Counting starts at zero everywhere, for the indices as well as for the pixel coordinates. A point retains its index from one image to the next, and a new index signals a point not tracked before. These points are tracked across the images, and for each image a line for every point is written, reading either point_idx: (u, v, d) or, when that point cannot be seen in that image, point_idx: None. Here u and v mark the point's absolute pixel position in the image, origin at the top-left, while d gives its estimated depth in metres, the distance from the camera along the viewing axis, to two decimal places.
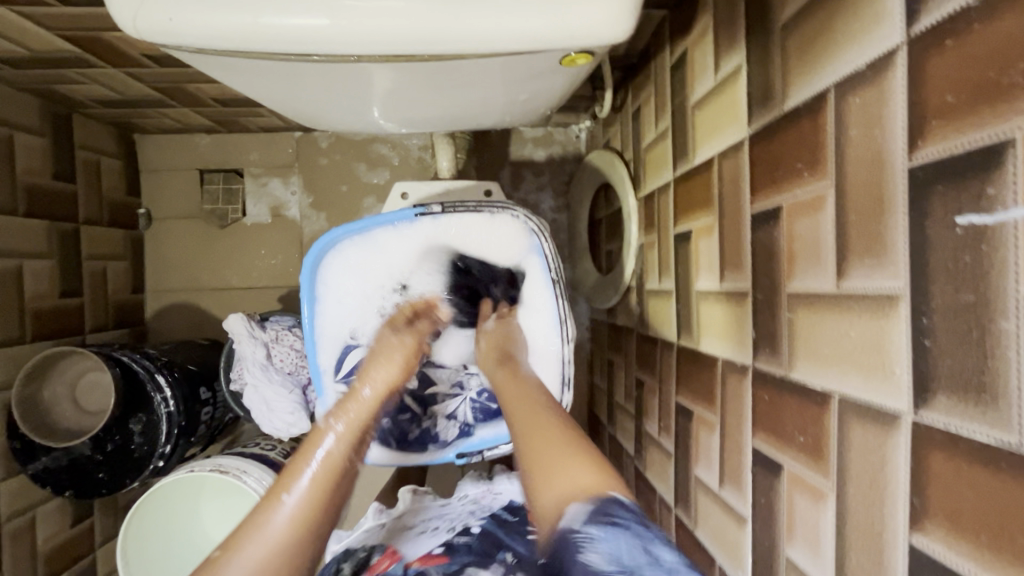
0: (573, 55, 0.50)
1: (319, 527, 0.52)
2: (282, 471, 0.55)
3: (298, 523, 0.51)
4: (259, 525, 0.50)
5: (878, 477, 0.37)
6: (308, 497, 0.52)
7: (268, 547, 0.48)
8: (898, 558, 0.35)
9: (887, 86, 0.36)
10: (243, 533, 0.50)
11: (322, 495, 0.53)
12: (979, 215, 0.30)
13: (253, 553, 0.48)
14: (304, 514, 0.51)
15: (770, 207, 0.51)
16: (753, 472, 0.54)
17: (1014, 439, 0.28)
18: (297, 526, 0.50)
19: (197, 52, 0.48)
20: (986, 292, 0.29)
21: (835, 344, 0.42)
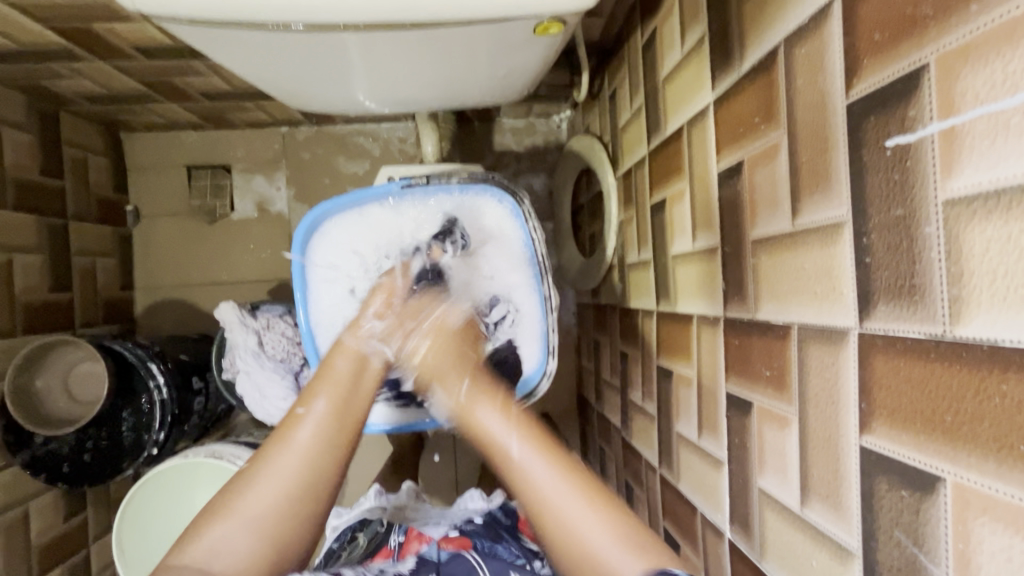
0: (545, 24, 0.54)
1: (339, 444, 0.55)
2: (305, 387, 0.59)
3: (321, 439, 0.54)
4: (283, 437, 0.54)
5: (833, 392, 0.40)
6: (325, 425, 0.55)
7: (296, 459, 0.53)
8: (852, 464, 0.39)
9: (826, 35, 0.40)
10: (273, 445, 0.54)
11: (340, 416, 0.57)
12: (904, 135, 0.33)
13: (282, 463, 0.52)
14: (321, 439, 0.54)
15: (733, 163, 0.55)
16: (728, 415, 0.58)
17: (940, 329, 0.31)
18: (318, 445, 0.54)
19: (190, 24, 0.51)
20: (913, 204, 0.33)
21: (793, 279, 0.45)
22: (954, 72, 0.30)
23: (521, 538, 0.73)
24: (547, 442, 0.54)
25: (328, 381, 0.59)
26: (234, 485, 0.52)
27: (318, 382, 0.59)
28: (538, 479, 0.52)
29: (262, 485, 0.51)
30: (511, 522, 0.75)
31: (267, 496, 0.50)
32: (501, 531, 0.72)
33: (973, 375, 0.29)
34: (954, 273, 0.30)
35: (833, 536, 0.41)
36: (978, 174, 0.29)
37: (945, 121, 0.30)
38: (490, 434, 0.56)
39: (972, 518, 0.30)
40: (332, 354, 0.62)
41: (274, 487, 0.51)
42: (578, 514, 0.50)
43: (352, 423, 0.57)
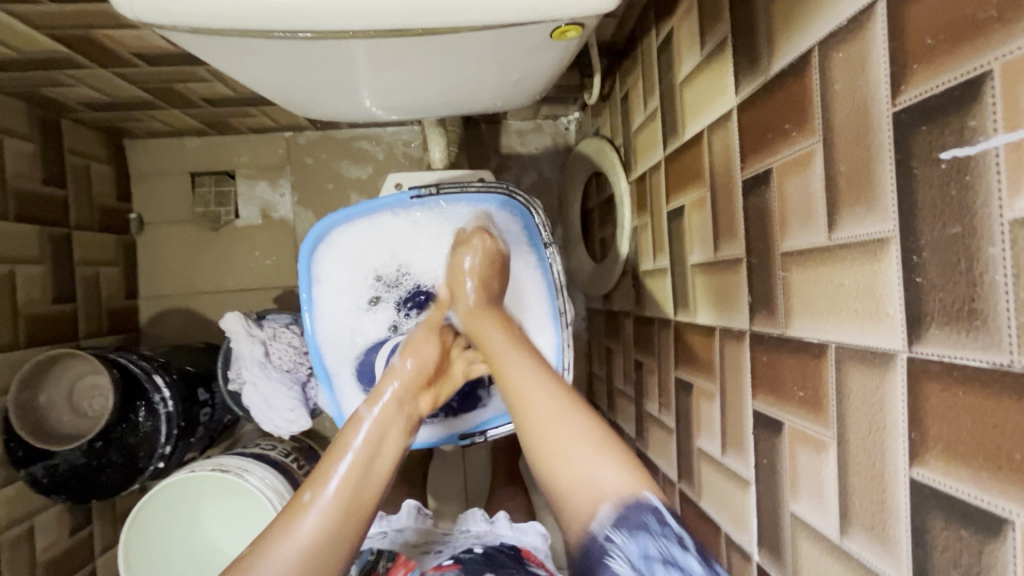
0: (563, 27, 0.51)
1: (344, 533, 0.53)
2: (314, 468, 0.56)
3: (326, 532, 0.52)
4: (287, 527, 0.52)
5: (877, 419, 0.38)
6: (332, 517, 0.52)
7: (296, 551, 0.50)
8: (901, 497, 0.36)
9: (868, 39, 0.37)
10: (276, 534, 0.52)
11: (348, 501, 0.54)
12: (962, 148, 0.31)
13: (282, 556, 0.50)
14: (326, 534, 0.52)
15: (760, 171, 0.52)
16: (755, 434, 0.55)
17: (1007, 358, 0.29)
18: (322, 537, 0.52)
19: (192, 32, 0.48)
20: (973, 222, 0.30)
21: (830, 296, 0.43)
22: (1022, 80, 0.27)
23: (527, 564, 0.68)
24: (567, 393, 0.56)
25: (343, 463, 0.55)
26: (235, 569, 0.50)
27: (330, 458, 0.56)
28: (562, 434, 0.52)
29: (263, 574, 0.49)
30: (516, 550, 0.70)
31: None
32: (503, 558, 0.67)
33: None
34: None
35: (878, 572, 0.38)
36: None
37: (1012, 133, 0.28)
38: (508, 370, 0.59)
39: None
40: (346, 433, 0.59)
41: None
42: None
43: (360, 509, 0.54)
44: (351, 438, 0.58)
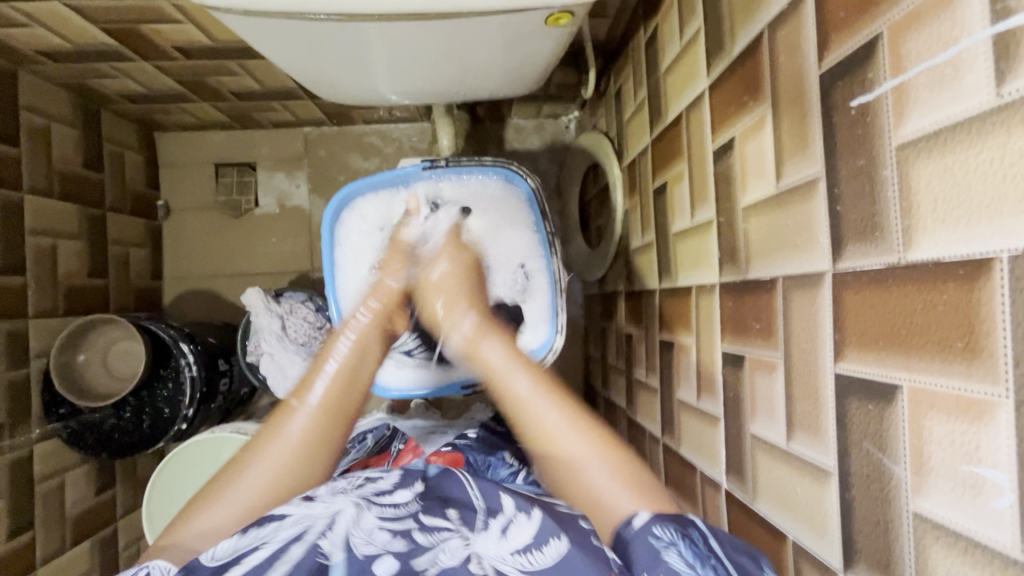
0: (556, 14, 0.60)
1: (324, 438, 0.60)
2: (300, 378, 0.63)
3: (310, 433, 0.59)
4: (275, 431, 0.59)
5: (812, 330, 0.45)
6: (313, 424, 0.59)
7: (286, 450, 0.58)
8: (828, 392, 0.43)
9: (802, 16, 0.45)
10: (265, 434, 0.59)
11: (333, 409, 0.61)
12: (865, 95, 0.39)
13: (273, 453, 0.58)
14: (312, 432, 0.59)
15: (725, 140, 0.60)
16: (723, 372, 0.62)
17: (896, 255, 0.36)
18: (306, 438, 0.59)
19: (242, 14, 0.58)
20: (873, 153, 0.38)
21: (779, 236, 0.50)
22: (901, 36, 0.35)
23: (517, 443, 0.79)
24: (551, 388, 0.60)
25: (323, 379, 0.62)
26: (225, 471, 0.58)
27: (315, 371, 0.63)
28: (552, 423, 0.58)
29: (252, 473, 0.57)
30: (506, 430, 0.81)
31: (266, 467, 0.57)
32: (495, 441, 0.77)
33: (922, 289, 0.34)
34: (906, 206, 0.35)
35: (814, 461, 0.45)
36: (922, 119, 0.34)
37: (896, 78, 0.36)
38: (519, 407, 0.60)
39: (924, 414, 0.34)
40: (326, 345, 0.66)
41: (266, 473, 0.57)
42: (589, 462, 0.55)
43: (343, 414, 0.62)
44: (332, 351, 0.65)
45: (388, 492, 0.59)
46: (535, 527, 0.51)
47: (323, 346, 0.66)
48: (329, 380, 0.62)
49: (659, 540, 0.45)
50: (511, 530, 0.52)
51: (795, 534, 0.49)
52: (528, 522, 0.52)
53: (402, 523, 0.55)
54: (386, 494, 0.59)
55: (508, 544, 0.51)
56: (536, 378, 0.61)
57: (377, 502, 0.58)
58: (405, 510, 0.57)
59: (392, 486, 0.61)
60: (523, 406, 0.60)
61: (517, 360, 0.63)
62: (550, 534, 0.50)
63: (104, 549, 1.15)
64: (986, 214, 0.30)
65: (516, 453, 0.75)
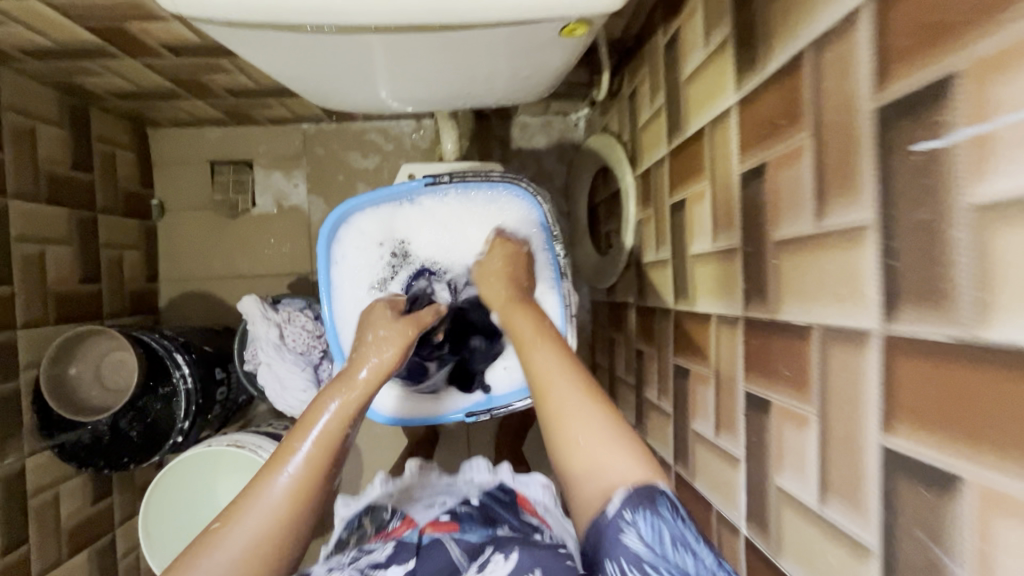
0: (572, 25, 0.55)
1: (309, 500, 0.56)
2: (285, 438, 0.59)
3: (294, 496, 0.55)
4: (252, 500, 0.55)
5: (854, 392, 0.41)
6: (293, 488, 0.55)
7: (266, 517, 0.54)
8: (871, 465, 0.39)
9: (855, 40, 0.40)
10: (246, 500, 0.55)
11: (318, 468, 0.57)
12: (933, 141, 0.34)
13: (249, 523, 0.53)
14: (298, 493, 0.55)
15: (755, 165, 0.55)
16: (746, 414, 0.58)
17: (964, 331, 0.32)
18: (289, 502, 0.55)
19: (229, 25, 0.52)
20: (940, 209, 0.33)
21: (817, 281, 0.46)
22: (986, 78, 0.30)
23: (521, 510, 0.73)
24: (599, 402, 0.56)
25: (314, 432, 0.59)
26: (199, 543, 0.53)
27: (304, 427, 0.59)
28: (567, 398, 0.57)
29: (229, 543, 0.52)
30: (510, 498, 0.75)
31: (244, 534, 0.53)
32: (495, 511, 0.70)
33: (996, 375, 0.30)
34: (980, 277, 0.31)
35: (851, 534, 0.42)
36: (1008, 180, 0.29)
37: (976, 127, 0.31)
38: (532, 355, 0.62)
39: (992, 515, 0.30)
40: (317, 401, 0.62)
41: (245, 542, 0.52)
42: (607, 444, 0.52)
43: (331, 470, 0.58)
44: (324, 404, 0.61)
45: (380, 567, 0.57)
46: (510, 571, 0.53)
47: (312, 403, 0.62)
48: (315, 439, 0.58)
49: (624, 520, 0.47)
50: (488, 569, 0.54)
51: None
52: (502, 564, 0.54)
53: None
54: (380, 568, 0.57)
55: None
56: (556, 345, 0.62)
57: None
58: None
59: (386, 560, 0.59)
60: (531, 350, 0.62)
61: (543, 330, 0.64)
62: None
63: (102, 559, 1.14)
64: None
65: (518, 523, 0.68)
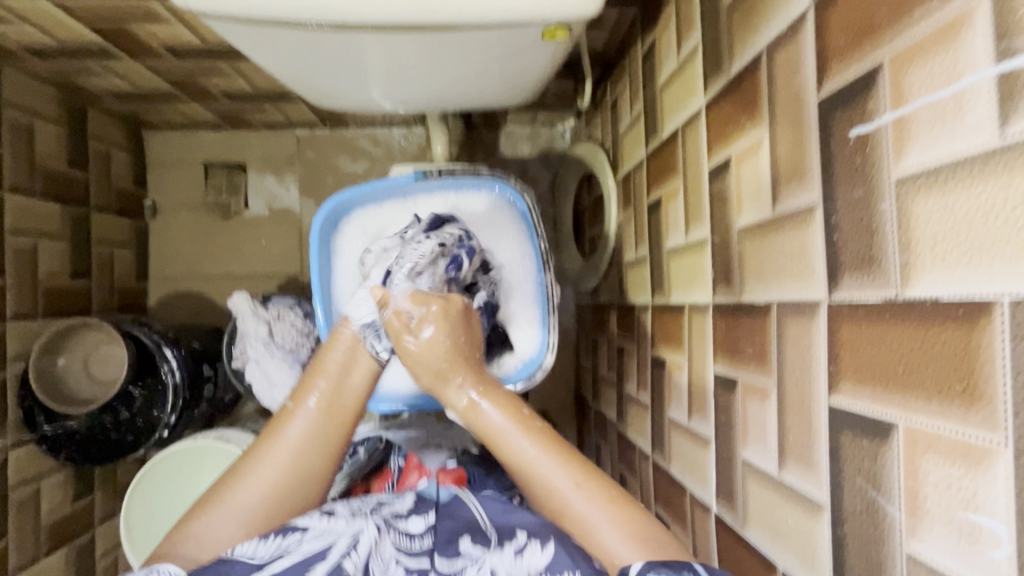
0: (552, 29, 0.59)
1: (319, 463, 0.61)
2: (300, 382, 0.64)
3: (305, 445, 0.60)
4: (271, 443, 0.60)
5: (807, 359, 0.45)
6: (316, 422, 0.61)
7: (275, 470, 0.59)
8: (821, 424, 0.43)
9: (801, 42, 0.45)
10: (262, 446, 0.61)
11: (324, 439, 0.61)
12: (864, 125, 0.38)
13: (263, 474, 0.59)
14: (306, 446, 0.60)
15: (721, 159, 0.60)
16: (715, 394, 0.62)
17: (894, 290, 0.35)
18: (301, 452, 0.60)
19: (232, 21, 0.56)
20: (871, 185, 0.37)
21: (775, 261, 0.49)
22: (903, 69, 0.34)
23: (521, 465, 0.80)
24: (525, 416, 0.60)
25: (319, 385, 0.63)
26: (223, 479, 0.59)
27: (307, 385, 0.63)
28: (548, 473, 0.56)
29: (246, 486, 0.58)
30: None
31: (272, 473, 0.59)
32: None
33: (921, 327, 0.33)
34: (905, 242, 0.35)
35: (805, 493, 0.45)
36: (923, 155, 0.33)
37: (896, 111, 0.35)
38: (512, 452, 0.58)
39: (919, 455, 0.34)
40: (323, 350, 0.66)
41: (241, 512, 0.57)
42: (574, 494, 0.55)
43: (340, 414, 0.63)
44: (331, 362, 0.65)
45: (401, 519, 0.62)
46: (548, 561, 0.52)
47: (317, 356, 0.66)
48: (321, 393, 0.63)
49: None
50: (524, 557, 0.54)
51: (785, 565, 0.48)
52: (538, 554, 0.53)
53: (419, 557, 0.56)
54: (401, 520, 0.61)
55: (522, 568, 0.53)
56: (536, 430, 0.59)
57: (394, 528, 0.60)
58: (421, 543, 0.58)
59: (407, 511, 0.63)
60: (506, 442, 0.58)
61: (520, 422, 0.59)
62: (564, 568, 0.51)
63: (80, 557, 1.12)
64: (987, 256, 0.29)
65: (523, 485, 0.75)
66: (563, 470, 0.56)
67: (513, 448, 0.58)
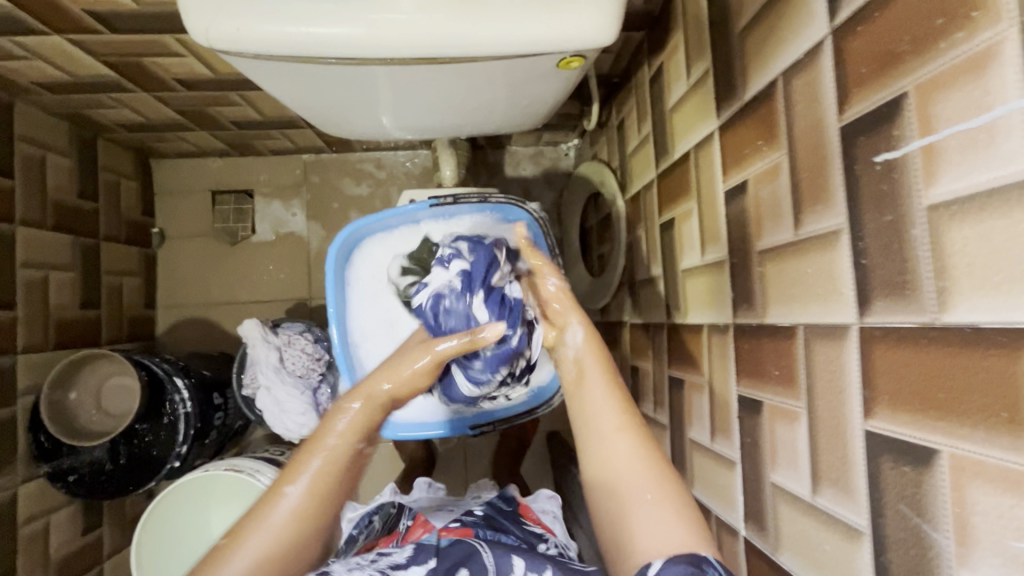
0: (568, 58, 0.60)
1: (313, 527, 0.54)
2: (294, 455, 0.58)
3: (300, 520, 0.54)
4: (262, 516, 0.53)
5: (838, 383, 0.44)
6: (313, 492, 0.55)
7: (269, 540, 0.52)
8: (857, 449, 0.42)
9: (820, 69, 0.46)
10: (249, 523, 0.53)
11: (325, 503, 0.56)
12: (890, 152, 0.38)
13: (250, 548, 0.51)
14: (301, 520, 0.54)
15: (737, 182, 0.60)
16: (739, 416, 0.61)
17: (930, 316, 0.35)
18: (296, 523, 0.54)
19: (253, 57, 0.56)
20: (901, 211, 0.38)
21: (799, 284, 0.50)
22: (929, 98, 0.35)
23: (523, 521, 0.74)
24: (615, 375, 0.62)
25: (320, 456, 0.57)
26: (201, 563, 0.51)
27: (310, 450, 0.58)
28: (618, 445, 0.55)
29: (234, 565, 0.50)
30: (512, 508, 0.76)
31: (261, 546, 0.52)
32: (501, 520, 0.70)
33: (961, 352, 0.33)
34: (939, 268, 0.35)
35: (843, 518, 0.44)
36: (955, 182, 0.33)
37: (924, 139, 0.36)
38: (585, 394, 0.61)
39: (965, 483, 0.33)
40: (330, 414, 0.61)
41: (247, 566, 0.50)
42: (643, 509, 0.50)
43: (342, 484, 0.58)
44: (335, 422, 0.60)
45: (399, 569, 0.53)
46: None
47: (320, 421, 0.60)
48: (324, 463, 0.57)
49: None
50: None
51: None
52: None
53: None
54: (400, 569, 0.53)
55: None
56: (614, 392, 0.60)
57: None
58: None
59: (405, 561, 0.54)
60: (586, 391, 0.61)
61: (604, 370, 0.62)
62: None
63: None
64: None
65: (524, 534, 0.70)
66: (632, 447, 0.54)
67: (590, 403, 0.60)
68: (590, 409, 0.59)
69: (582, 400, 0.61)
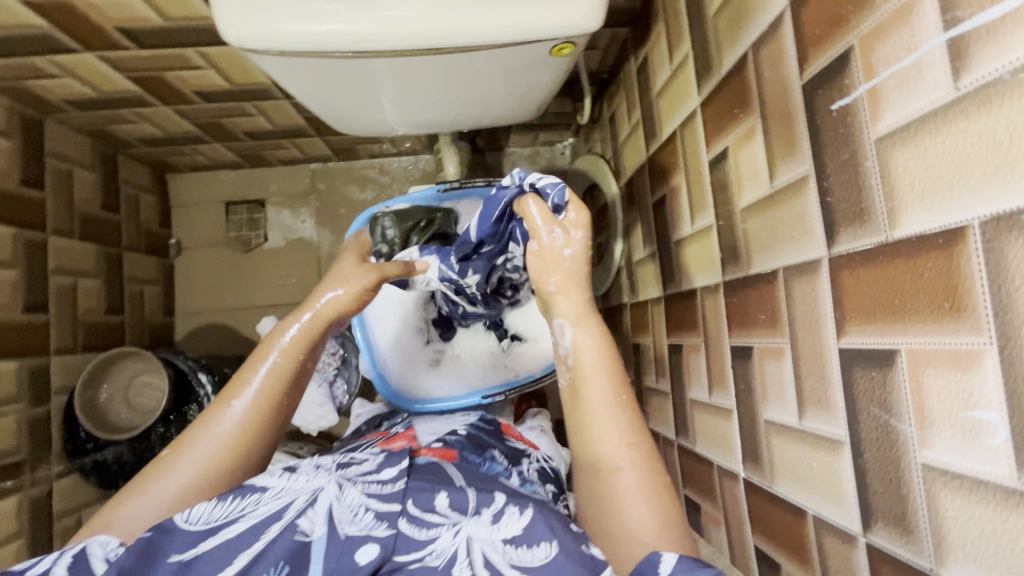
0: (559, 45, 0.66)
1: (260, 432, 0.59)
2: (237, 372, 0.62)
3: (244, 427, 0.58)
4: (209, 424, 0.58)
5: (815, 313, 0.49)
6: (255, 403, 0.60)
7: (214, 445, 0.57)
8: (834, 367, 0.47)
9: (782, 37, 0.52)
10: (196, 430, 0.58)
11: (269, 412, 0.60)
12: (843, 99, 0.44)
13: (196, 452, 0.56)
14: (244, 426, 0.58)
15: (718, 150, 0.66)
16: (733, 365, 0.66)
17: (884, 233, 0.41)
18: (240, 428, 0.58)
19: (277, 55, 0.63)
20: (855, 148, 0.43)
21: (777, 230, 0.55)
22: (870, 47, 0.41)
23: (505, 438, 0.81)
24: (615, 363, 0.59)
25: (264, 367, 0.62)
26: (152, 467, 0.56)
27: (253, 364, 0.62)
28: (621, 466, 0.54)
29: (180, 466, 0.55)
30: (494, 428, 0.82)
31: (207, 450, 0.56)
32: (484, 439, 0.77)
33: (909, 259, 0.39)
34: (889, 190, 0.40)
35: (826, 434, 0.49)
36: (895, 115, 0.39)
37: (868, 82, 0.41)
38: (591, 411, 0.57)
39: (922, 373, 0.38)
40: (271, 335, 0.64)
41: (195, 466, 0.55)
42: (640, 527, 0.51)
43: (286, 394, 0.62)
44: (277, 339, 0.64)
45: (373, 473, 0.58)
46: (526, 525, 0.50)
47: (267, 335, 0.64)
48: (268, 373, 0.61)
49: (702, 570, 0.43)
50: (502, 521, 0.51)
51: (815, 508, 0.51)
52: (517, 517, 0.51)
53: (388, 501, 0.54)
54: (372, 474, 0.58)
55: (499, 533, 0.50)
56: (623, 403, 0.57)
57: (361, 480, 0.57)
58: (391, 488, 0.55)
59: (376, 468, 0.59)
60: (591, 407, 0.58)
61: (610, 370, 0.59)
62: (542, 536, 0.49)
63: None
64: (957, 189, 0.35)
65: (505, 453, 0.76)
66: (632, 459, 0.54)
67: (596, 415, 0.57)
68: (593, 427, 0.57)
69: (588, 417, 0.57)
